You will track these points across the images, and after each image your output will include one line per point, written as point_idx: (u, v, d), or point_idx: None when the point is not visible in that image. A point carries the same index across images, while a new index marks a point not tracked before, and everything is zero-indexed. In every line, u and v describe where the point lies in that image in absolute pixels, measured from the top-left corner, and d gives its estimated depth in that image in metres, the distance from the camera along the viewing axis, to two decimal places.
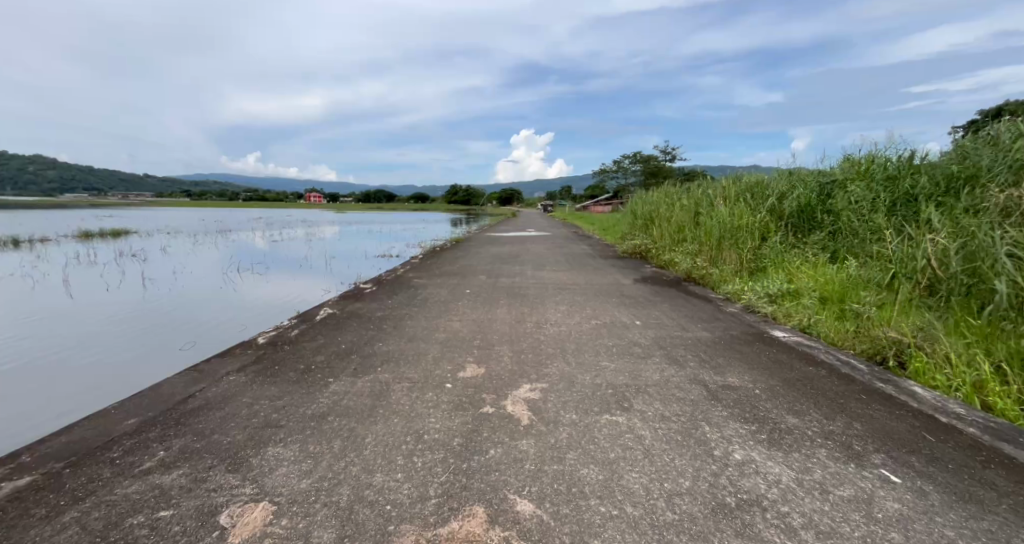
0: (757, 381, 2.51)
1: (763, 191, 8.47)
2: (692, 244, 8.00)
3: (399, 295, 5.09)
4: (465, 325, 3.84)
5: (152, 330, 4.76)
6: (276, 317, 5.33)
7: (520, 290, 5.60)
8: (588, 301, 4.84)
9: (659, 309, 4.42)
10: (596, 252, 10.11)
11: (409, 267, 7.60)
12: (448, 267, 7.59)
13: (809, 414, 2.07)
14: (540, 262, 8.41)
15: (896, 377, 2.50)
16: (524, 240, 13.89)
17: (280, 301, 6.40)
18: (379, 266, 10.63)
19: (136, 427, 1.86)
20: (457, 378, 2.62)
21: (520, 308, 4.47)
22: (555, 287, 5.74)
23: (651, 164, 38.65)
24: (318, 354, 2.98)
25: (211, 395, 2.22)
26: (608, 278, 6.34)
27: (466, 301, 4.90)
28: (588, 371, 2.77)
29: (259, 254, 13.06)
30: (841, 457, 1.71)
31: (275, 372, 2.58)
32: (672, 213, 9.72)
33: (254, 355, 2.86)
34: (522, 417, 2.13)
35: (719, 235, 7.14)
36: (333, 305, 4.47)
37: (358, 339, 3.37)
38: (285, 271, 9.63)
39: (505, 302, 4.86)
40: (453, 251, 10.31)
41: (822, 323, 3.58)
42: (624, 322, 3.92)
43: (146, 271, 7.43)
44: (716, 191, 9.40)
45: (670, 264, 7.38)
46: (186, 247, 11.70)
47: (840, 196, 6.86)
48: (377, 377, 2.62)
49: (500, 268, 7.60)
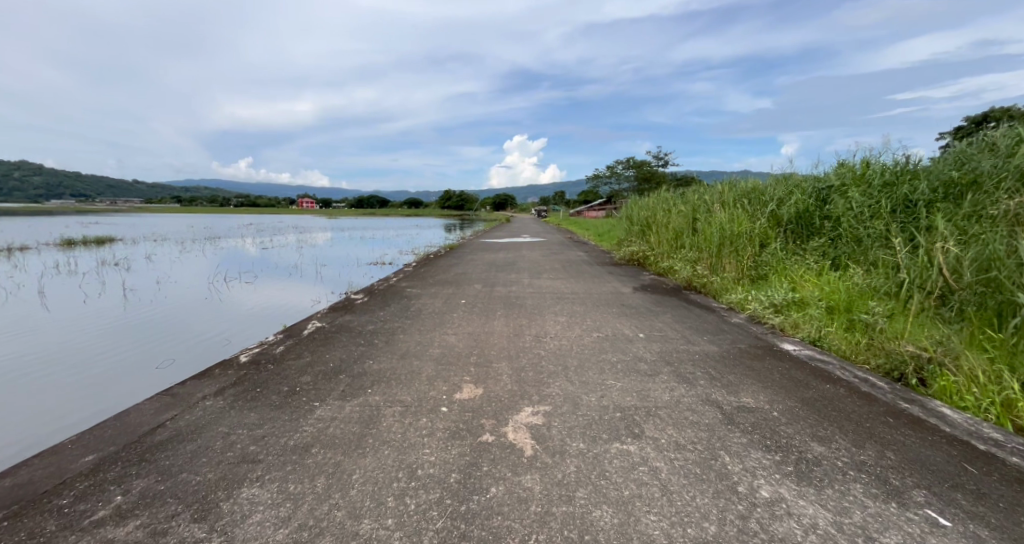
0: (774, 402, 2.36)
1: (759, 196, 8.38)
2: (691, 250, 7.87)
3: (392, 306, 4.89)
4: (461, 339, 3.66)
5: (129, 345, 4.46)
6: (263, 330, 5.04)
7: (517, 300, 5.43)
8: (587, 312, 4.68)
9: (662, 321, 4.26)
10: (592, 259, 9.98)
11: (402, 275, 7.39)
12: (442, 275, 7.40)
13: (836, 441, 1.91)
14: (536, 269, 8.25)
15: (920, 397, 2.36)
16: (519, 246, 13.76)
17: (269, 310, 6.17)
18: (372, 273, 10.36)
19: (93, 466, 1.66)
20: (453, 400, 2.45)
21: (518, 320, 4.30)
22: (553, 296, 5.57)
23: (645, 169, 38.77)
24: (304, 374, 2.78)
25: (183, 424, 2.02)
26: (607, 286, 6.19)
27: (462, 312, 4.71)
28: (594, 391, 2.59)
29: (249, 261, 12.75)
30: (879, 495, 1.55)
31: (256, 395, 2.38)
32: (669, 219, 9.61)
33: (234, 375, 2.65)
34: (525, 447, 1.96)
35: (718, 241, 7.02)
36: (322, 318, 4.27)
37: (347, 356, 3.17)
38: (274, 280, 9.33)
39: (502, 313, 4.68)
40: (447, 258, 10.12)
41: (834, 336, 3.43)
42: (627, 335, 3.77)
43: (127, 282, 7.13)
44: (712, 197, 9.31)
45: (669, 272, 7.25)
46: (172, 255, 11.36)
47: (838, 201, 6.77)
48: (367, 400, 2.43)
49: (496, 276, 7.43)
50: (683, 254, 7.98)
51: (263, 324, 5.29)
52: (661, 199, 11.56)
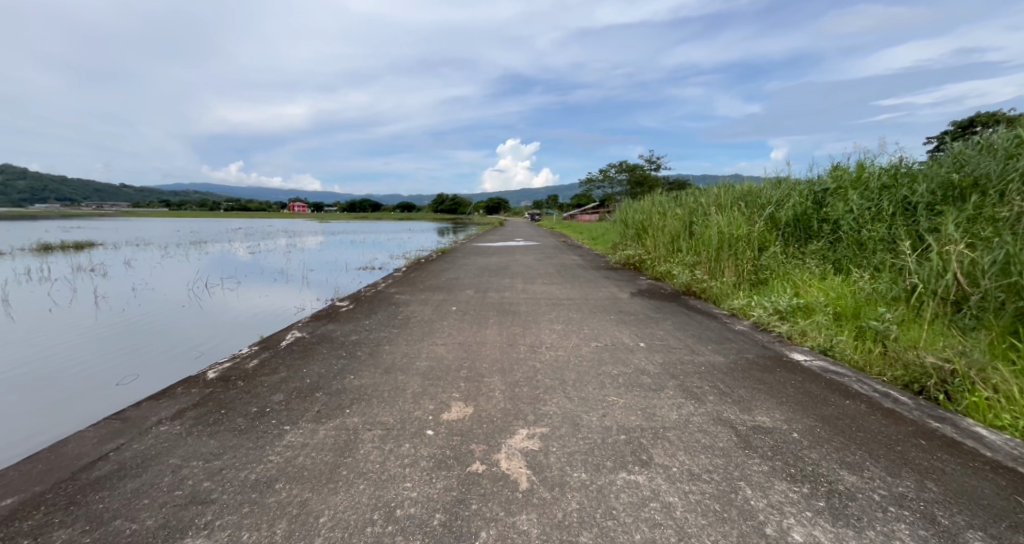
0: (793, 420, 2.14)
1: (755, 199, 8.25)
2: (688, 254, 7.69)
3: (378, 314, 4.65)
4: (450, 351, 3.43)
5: (91, 358, 4.10)
6: (240, 339, 4.69)
7: (511, 307, 5.20)
8: (584, 319, 4.47)
9: (663, 329, 4.06)
10: (587, 262, 9.78)
11: (391, 280, 7.13)
12: (433, 280, 7.15)
13: (868, 470, 1.70)
14: (530, 274, 8.04)
15: (950, 415, 2.16)
16: (513, 249, 13.53)
17: (251, 317, 5.88)
18: (361, 278, 10.01)
19: (11, 512, 1.42)
20: (440, 422, 2.21)
21: (512, 328, 4.08)
22: (548, 302, 5.36)
23: (637, 173, 38.84)
24: (276, 392, 2.53)
25: (129, 455, 1.77)
26: (604, 292, 5.98)
27: (453, 320, 4.48)
28: (594, 409, 2.38)
29: (234, 265, 12.35)
30: (929, 540, 1.34)
31: (218, 419, 2.13)
32: (665, 222, 9.44)
33: (197, 395, 2.40)
34: (520, 478, 1.73)
35: (717, 245, 6.84)
36: (303, 328, 4.01)
37: (327, 370, 2.93)
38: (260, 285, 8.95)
39: (495, 320, 4.46)
40: (438, 262, 9.88)
41: (845, 346, 3.24)
42: (627, 345, 3.55)
43: (100, 289, 6.75)
44: (708, 200, 9.17)
45: (666, 276, 7.06)
46: (154, 260, 10.98)
47: (837, 204, 6.63)
48: (344, 423, 2.18)
49: (488, 281, 7.20)
50: (680, 258, 7.80)
51: (244, 332, 5.00)
52: (656, 203, 11.41)
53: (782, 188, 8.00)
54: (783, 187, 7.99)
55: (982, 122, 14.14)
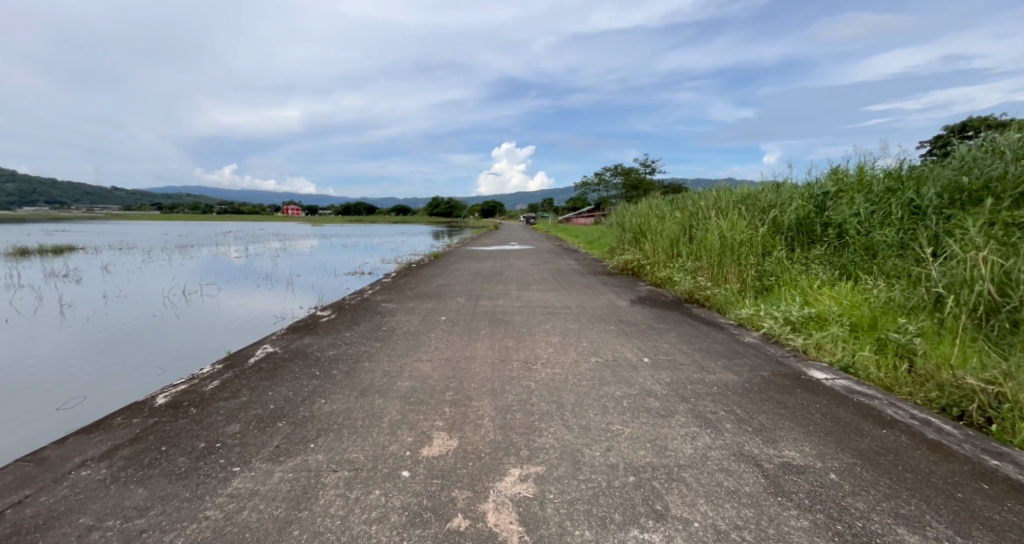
0: (827, 456, 1.85)
1: (755, 202, 8.02)
2: (689, 259, 7.43)
3: (362, 325, 4.33)
4: (436, 368, 3.12)
5: (39, 376, 3.71)
6: (208, 352, 4.30)
7: (504, 316, 4.91)
8: (583, 330, 4.18)
9: (667, 342, 3.77)
10: (584, 267, 9.51)
11: (379, 287, 6.81)
12: (423, 287, 6.84)
13: (929, 527, 1.40)
14: (524, 279, 7.75)
15: (1006, 448, 1.88)
16: (507, 253, 13.21)
17: (229, 326, 5.51)
18: (349, 284, 9.63)
19: None
20: (418, 461, 1.90)
21: (506, 342, 3.78)
22: (543, 311, 5.07)
23: (632, 176, 38.77)
24: (231, 421, 2.19)
25: (30, 515, 1.46)
26: (602, 300, 5.70)
27: (442, 332, 4.17)
28: (597, 442, 2.08)
29: (218, 270, 11.93)
30: None
31: (155, 460, 1.81)
32: (663, 225, 9.19)
33: (137, 428, 2.08)
34: (510, 538, 1.43)
35: (719, 250, 6.58)
36: (277, 341, 3.68)
37: (296, 393, 2.61)
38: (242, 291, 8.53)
39: (488, 332, 4.16)
40: (430, 267, 9.56)
41: (868, 363, 2.96)
42: (630, 360, 3.26)
43: (68, 297, 6.35)
44: (706, 203, 8.92)
45: (666, 282, 6.79)
46: (134, 265, 10.57)
47: (842, 208, 6.40)
48: (306, 462, 1.86)
49: (481, 287, 6.91)
50: (679, 263, 7.53)
51: (218, 343, 4.64)
52: (653, 206, 11.18)
53: (783, 191, 7.76)
54: (785, 190, 7.75)
55: (976, 123, 14.15)
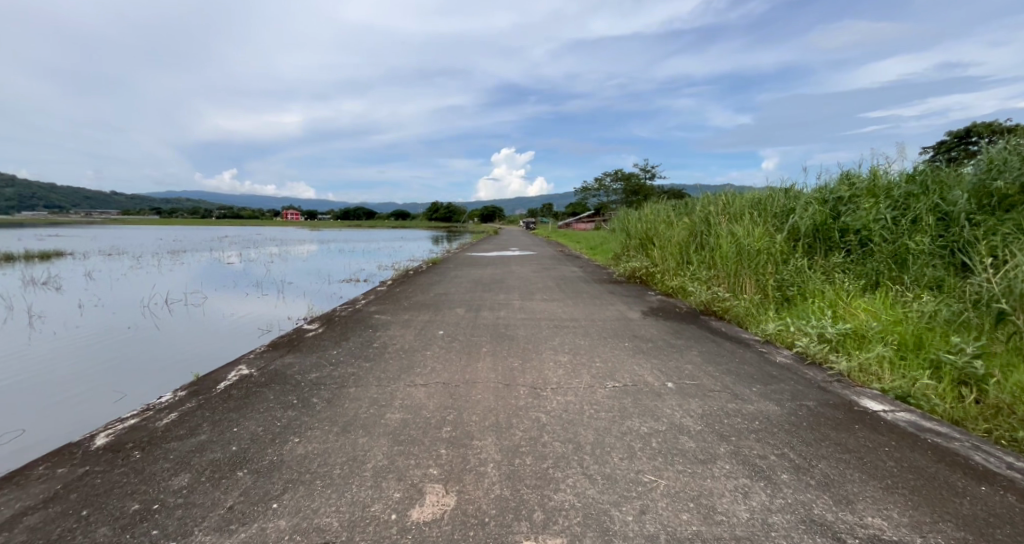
0: (925, 527, 1.45)
1: (766, 207, 7.63)
2: (701, 268, 7.04)
3: (351, 341, 3.94)
4: (432, 396, 2.74)
5: None
6: (178, 373, 3.86)
7: (507, 330, 4.53)
8: (595, 348, 3.79)
9: (690, 363, 3.38)
10: (589, 275, 9.13)
11: (373, 296, 6.42)
12: (420, 296, 6.46)
13: None
14: (527, 288, 7.37)
15: None
16: (507, 260, 12.87)
17: (209, 341, 5.08)
18: (344, 292, 9.20)
19: None
20: (404, 530, 1.51)
21: (510, 362, 3.39)
22: (550, 325, 4.69)
23: (633, 182, 38.54)
24: (180, 470, 1.80)
25: None
26: (612, 311, 5.32)
27: (439, 349, 3.78)
28: (627, 500, 1.68)
29: (208, 276, 11.50)
30: None
31: (67, 532, 1.41)
32: (671, 232, 8.81)
33: (59, 482, 1.68)
34: None
35: (735, 258, 6.21)
36: (254, 361, 3.28)
37: (266, 429, 2.21)
38: (230, 298, 8.10)
39: (490, 350, 3.77)
40: (428, 274, 9.18)
41: (928, 391, 2.58)
42: (652, 387, 2.88)
43: (38, 309, 5.93)
44: (714, 208, 8.54)
45: (678, 292, 6.40)
46: (121, 272, 10.14)
47: (863, 213, 6.03)
48: (263, 533, 1.47)
49: (482, 296, 6.52)
50: (691, 271, 7.15)
51: (193, 361, 4.20)
52: (658, 211, 10.80)
53: (797, 195, 7.38)
54: (799, 194, 7.37)
55: (983, 127, 13.90)
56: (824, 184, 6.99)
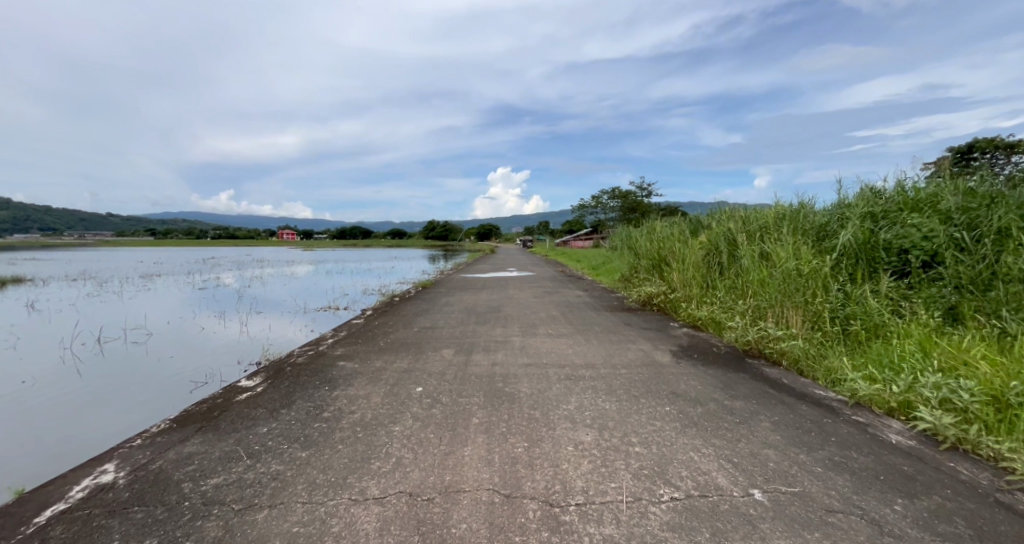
0: None
1: (795, 222, 6.69)
2: (731, 297, 6.07)
3: (293, 409, 2.89)
4: (387, 532, 1.70)
5: None
6: (35, 468, 2.74)
7: (506, 384, 3.52)
8: (627, 419, 2.77)
9: (770, 446, 2.35)
10: (596, 301, 8.15)
11: (345, 333, 5.40)
12: (402, 332, 5.45)
13: None
14: (528, 318, 6.38)
15: None
16: (505, 283, 11.90)
17: (123, 397, 4.01)
18: (321, 321, 8.05)
19: None
20: None
21: (512, 452, 2.36)
22: (560, 377, 3.69)
23: (629, 200, 38.01)
24: None
25: None
26: (635, 355, 4.30)
27: (411, 421, 2.76)
28: None
29: (175, 301, 10.41)
30: None
31: None
32: (688, 252, 7.86)
33: None
34: None
35: (774, 284, 5.23)
36: (132, 453, 2.22)
37: None
38: (181, 329, 6.97)
39: (483, 423, 2.74)
40: (416, 302, 8.17)
41: None
42: (731, 502, 1.86)
43: None
44: (733, 224, 7.58)
45: (709, 327, 5.40)
46: (71, 302, 9.05)
47: (920, 229, 5.11)
48: None
49: (475, 332, 5.51)
50: (719, 300, 6.17)
51: (72, 443, 3.07)
52: (665, 230, 9.87)
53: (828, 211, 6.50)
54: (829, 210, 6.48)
55: (983, 144, 13.38)
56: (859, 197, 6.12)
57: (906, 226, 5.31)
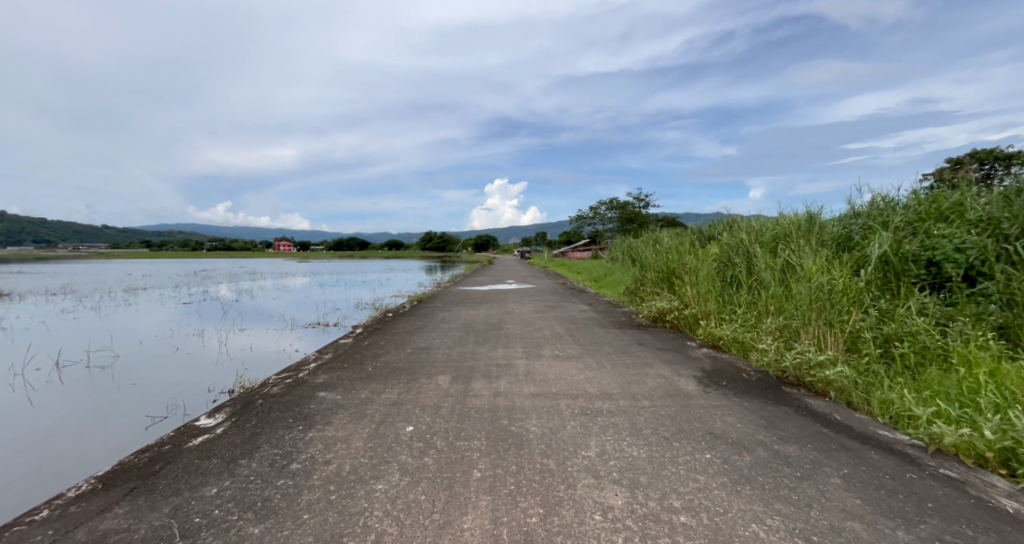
0: None
1: (814, 233, 6.25)
2: (751, 315, 5.59)
3: (254, 460, 2.37)
4: None
5: None
6: None
7: (512, 422, 3.01)
8: (662, 472, 2.27)
9: (851, 513, 1.85)
10: (603, 317, 7.67)
11: (330, 356, 4.88)
12: (394, 354, 4.94)
13: None
14: (532, 337, 5.90)
15: None
16: (505, 296, 11.43)
17: (65, 435, 3.46)
18: (308, 338, 7.51)
19: None
20: None
21: (524, 525, 1.85)
22: (575, 412, 3.19)
23: (627, 211, 37.72)
24: None
25: None
26: (656, 384, 3.81)
27: (398, 477, 2.25)
28: None
29: (155, 317, 9.86)
30: None
31: None
32: (698, 266, 7.42)
33: None
34: None
35: (801, 301, 4.76)
36: (30, 535, 1.71)
37: None
38: (153, 347, 6.42)
39: (486, 480, 2.23)
40: (410, 318, 7.67)
41: None
42: None
43: None
44: (746, 235, 7.13)
45: (732, 350, 4.91)
46: (42, 321, 8.49)
47: (957, 239, 4.68)
48: None
49: (475, 353, 5.01)
50: (738, 318, 5.69)
51: None
52: (671, 241, 9.44)
53: (847, 223, 6.08)
54: (849, 221, 6.07)
55: (982, 155, 13.11)
56: (882, 207, 5.71)
57: (940, 237, 4.87)
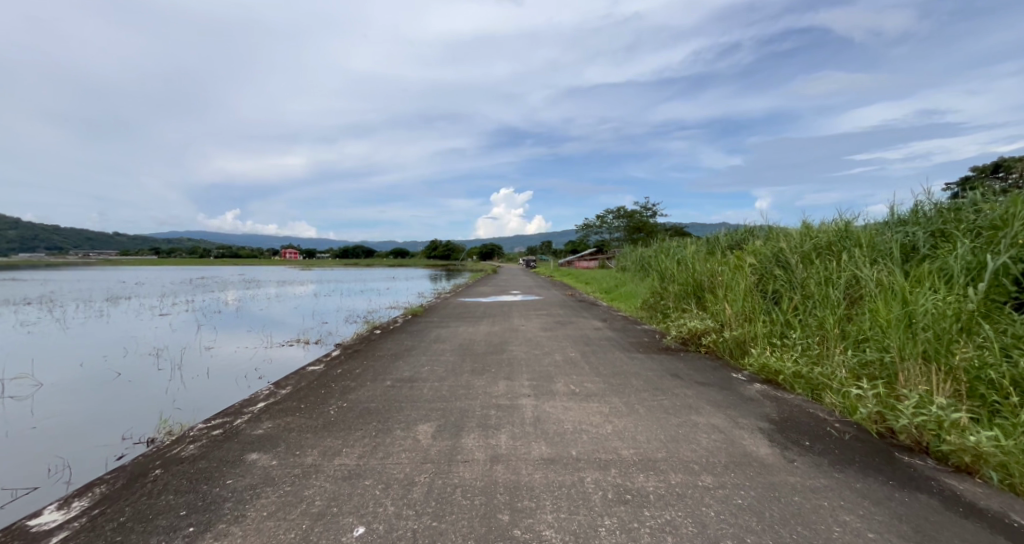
0: None
1: (872, 239, 5.19)
2: (810, 342, 4.54)
3: None
4: None
5: None
6: None
7: (514, 517, 2.01)
8: None
9: None
10: (621, 336, 6.66)
11: (288, 391, 3.90)
12: (368, 388, 3.96)
13: None
14: (540, 363, 4.90)
15: None
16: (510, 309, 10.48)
17: None
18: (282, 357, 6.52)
19: None
20: None
21: None
22: (607, 497, 2.17)
23: (636, 219, 36.72)
24: None
25: None
26: (713, 444, 2.78)
27: None
28: None
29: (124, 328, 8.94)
30: None
31: None
32: (732, 279, 6.40)
33: None
34: None
35: (882, 325, 3.70)
36: None
37: None
38: (93, 369, 5.45)
39: None
40: (400, 336, 6.70)
41: None
42: None
43: None
44: (783, 242, 6.07)
45: (797, 390, 3.87)
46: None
47: None
48: None
49: (470, 387, 4.01)
50: (795, 346, 4.64)
51: None
52: (693, 251, 8.44)
53: (914, 225, 5.00)
54: (916, 224, 5.00)
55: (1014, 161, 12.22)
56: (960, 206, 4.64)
57: None
